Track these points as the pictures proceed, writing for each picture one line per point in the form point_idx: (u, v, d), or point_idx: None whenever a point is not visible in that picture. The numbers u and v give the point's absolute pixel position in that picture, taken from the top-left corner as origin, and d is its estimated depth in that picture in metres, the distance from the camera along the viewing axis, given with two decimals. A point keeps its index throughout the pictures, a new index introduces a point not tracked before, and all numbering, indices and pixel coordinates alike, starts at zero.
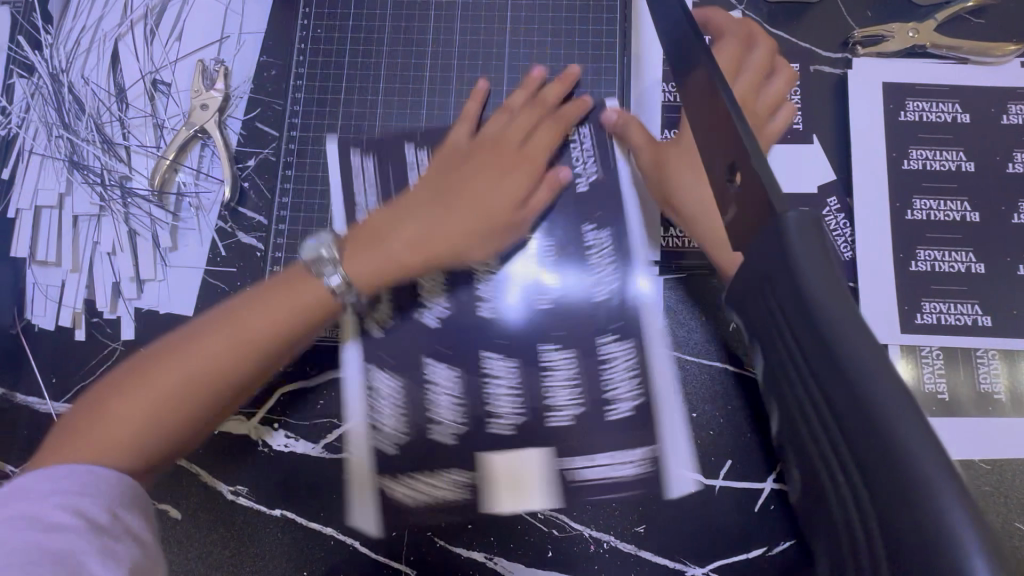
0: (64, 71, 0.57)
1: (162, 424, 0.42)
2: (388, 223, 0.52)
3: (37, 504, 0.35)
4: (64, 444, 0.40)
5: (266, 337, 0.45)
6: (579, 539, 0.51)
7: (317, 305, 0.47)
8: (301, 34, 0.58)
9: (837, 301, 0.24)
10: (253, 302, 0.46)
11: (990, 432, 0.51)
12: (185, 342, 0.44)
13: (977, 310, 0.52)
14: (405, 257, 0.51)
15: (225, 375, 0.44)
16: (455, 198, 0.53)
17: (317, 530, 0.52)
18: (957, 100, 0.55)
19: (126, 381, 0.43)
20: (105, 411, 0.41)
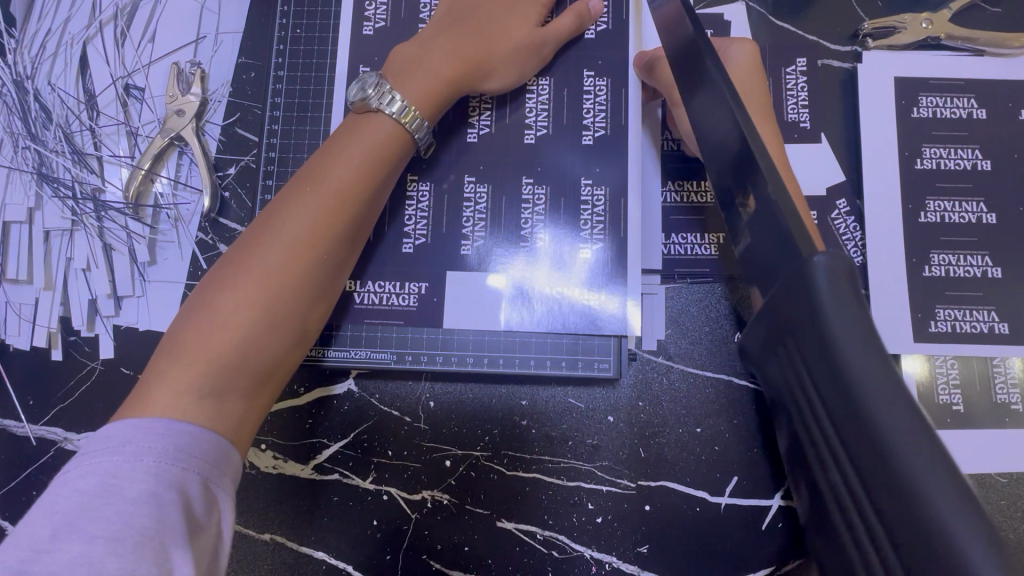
0: (29, 77, 0.54)
1: (293, 307, 0.38)
2: (416, 51, 0.47)
3: (127, 465, 0.30)
4: (182, 359, 0.35)
5: (355, 197, 0.42)
6: (580, 561, 0.49)
7: (389, 145, 0.44)
8: (279, 33, 0.54)
9: (861, 333, 0.20)
10: (326, 166, 0.42)
11: (1007, 445, 0.49)
12: (265, 231, 0.39)
13: (994, 317, 0.50)
14: (448, 72, 0.47)
15: (322, 246, 0.40)
16: (470, 21, 0.49)
17: (309, 554, 0.50)
18: (973, 95, 0.52)
19: (215, 283, 0.37)
20: (203, 317, 0.36)
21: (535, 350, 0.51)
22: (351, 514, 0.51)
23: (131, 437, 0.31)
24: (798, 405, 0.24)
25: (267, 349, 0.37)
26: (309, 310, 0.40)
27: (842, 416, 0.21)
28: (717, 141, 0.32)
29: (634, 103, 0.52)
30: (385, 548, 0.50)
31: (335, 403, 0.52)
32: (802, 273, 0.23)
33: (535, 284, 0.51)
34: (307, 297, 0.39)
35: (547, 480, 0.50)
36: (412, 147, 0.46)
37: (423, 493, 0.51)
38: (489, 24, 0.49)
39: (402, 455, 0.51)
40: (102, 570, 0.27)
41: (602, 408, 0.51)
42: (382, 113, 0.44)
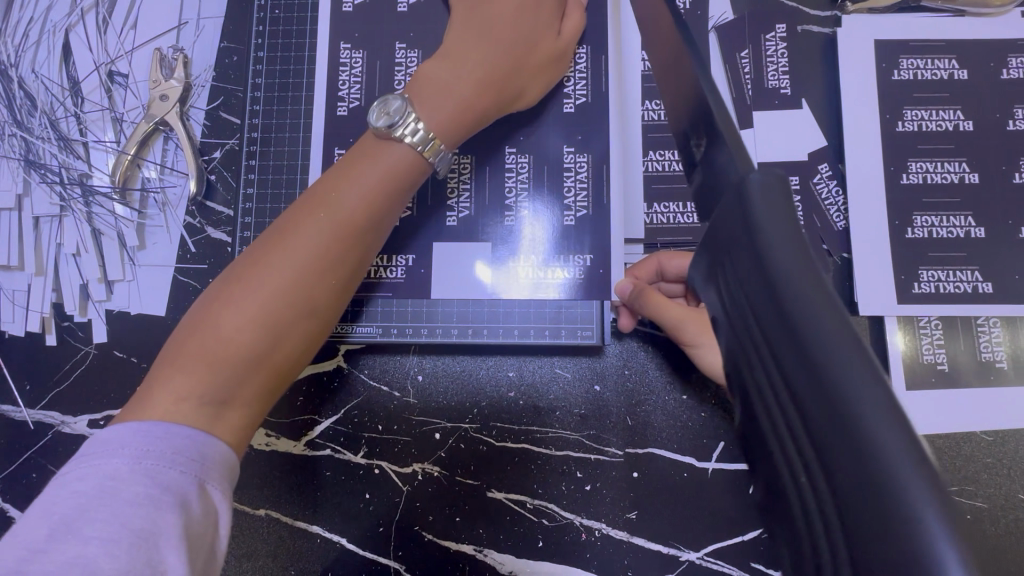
0: (13, 66, 0.55)
1: (296, 320, 0.38)
2: (442, 69, 0.45)
3: (125, 468, 0.31)
4: (183, 362, 0.35)
5: (364, 215, 0.41)
6: (569, 528, 0.50)
7: (403, 172, 0.43)
8: (259, 15, 0.55)
9: (799, 261, 0.19)
10: (336, 187, 0.41)
11: (991, 403, 0.49)
12: (273, 245, 0.39)
13: (977, 277, 0.50)
14: (474, 96, 0.45)
15: (329, 272, 0.40)
16: (493, 26, 0.46)
17: (303, 528, 0.51)
18: (954, 55, 0.52)
19: (222, 292, 0.37)
20: (206, 327, 0.36)
21: (518, 321, 0.52)
22: (343, 489, 0.51)
23: (129, 440, 0.32)
24: (740, 346, 0.22)
25: (267, 364, 0.37)
26: (313, 330, 0.39)
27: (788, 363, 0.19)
28: (682, 94, 0.33)
29: (613, 70, 0.53)
30: (378, 521, 0.51)
31: (325, 379, 0.53)
32: (741, 192, 0.22)
33: (515, 262, 0.52)
34: (315, 314, 0.39)
35: (536, 450, 0.51)
36: (428, 170, 0.44)
37: (413, 466, 0.51)
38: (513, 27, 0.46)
39: (391, 429, 0.52)
40: (97, 570, 0.27)
41: (589, 376, 0.52)
42: (403, 141, 0.42)
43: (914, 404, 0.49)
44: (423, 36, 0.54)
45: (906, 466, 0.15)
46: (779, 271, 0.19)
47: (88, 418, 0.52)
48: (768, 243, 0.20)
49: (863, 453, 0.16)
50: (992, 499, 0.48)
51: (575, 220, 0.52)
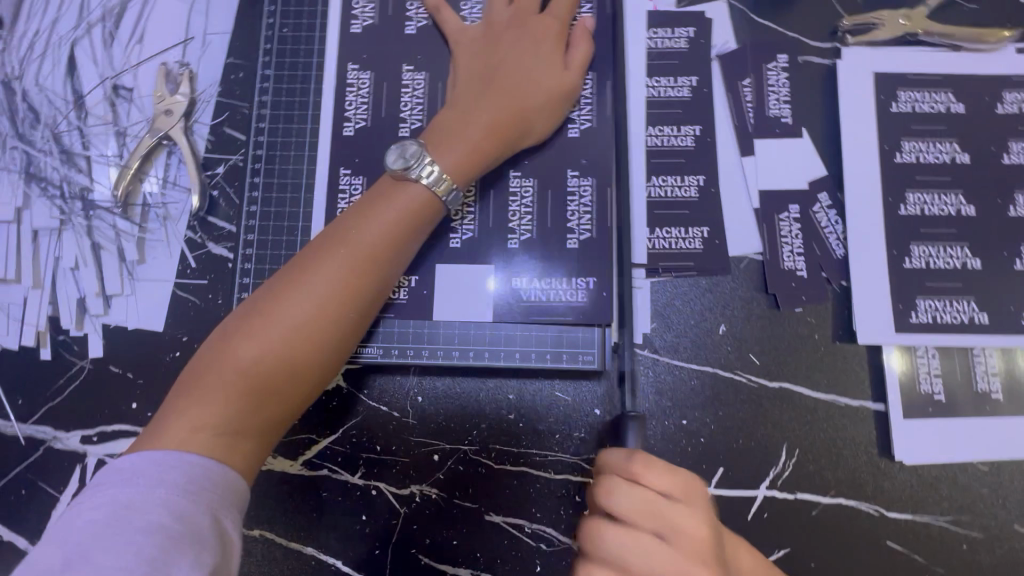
0: (17, 78, 0.55)
1: (311, 357, 0.38)
2: (454, 118, 0.47)
3: (140, 497, 0.31)
4: (200, 394, 0.36)
5: (380, 252, 0.42)
6: (567, 553, 0.50)
7: (421, 214, 0.44)
8: (267, 32, 0.55)
9: None
10: (357, 225, 0.42)
11: (987, 433, 0.49)
12: (292, 280, 0.40)
13: (973, 307, 0.51)
14: (485, 138, 0.47)
15: (347, 307, 0.40)
16: (500, 76, 0.49)
17: (297, 549, 0.50)
18: (951, 89, 0.53)
19: (240, 325, 0.38)
20: (225, 357, 0.37)
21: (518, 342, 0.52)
22: (339, 510, 0.51)
23: (144, 469, 0.32)
24: None
25: (282, 398, 0.37)
26: (328, 365, 0.40)
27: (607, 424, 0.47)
28: None
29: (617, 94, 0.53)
30: (374, 543, 0.50)
31: (323, 398, 0.52)
32: None
33: (518, 283, 0.52)
34: (330, 349, 0.40)
35: (535, 473, 0.51)
36: (442, 209, 0.46)
37: (411, 487, 0.51)
38: (519, 75, 0.49)
39: (390, 450, 0.52)
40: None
41: (590, 400, 0.52)
42: (418, 182, 0.44)
43: (912, 434, 0.49)
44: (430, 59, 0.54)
45: None
46: None
47: (81, 433, 0.51)
48: None
49: None
50: (988, 529, 0.48)
51: (579, 243, 0.52)
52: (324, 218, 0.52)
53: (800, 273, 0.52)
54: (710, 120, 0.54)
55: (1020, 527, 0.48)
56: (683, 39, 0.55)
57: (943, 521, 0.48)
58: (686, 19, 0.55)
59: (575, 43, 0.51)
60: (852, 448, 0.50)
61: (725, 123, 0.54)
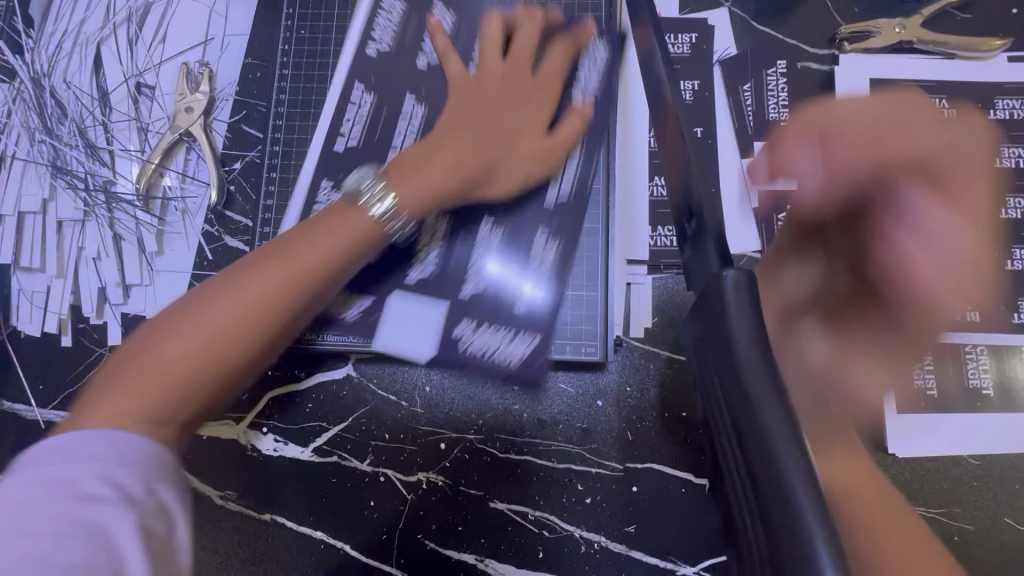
0: (46, 75, 0.57)
1: (230, 365, 0.39)
2: (424, 150, 0.49)
3: (75, 471, 0.32)
4: (119, 381, 0.37)
5: (316, 268, 0.42)
6: (569, 540, 0.51)
7: (359, 238, 0.45)
8: (285, 34, 0.57)
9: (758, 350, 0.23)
10: (298, 239, 0.43)
11: (979, 428, 0.51)
12: (227, 283, 0.41)
13: (965, 306, 0.52)
14: (450, 175, 0.49)
15: (275, 318, 0.41)
16: (478, 117, 0.51)
17: (306, 533, 0.52)
18: (945, 96, 0.55)
19: (170, 321, 0.39)
20: (150, 349, 0.38)
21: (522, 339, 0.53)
22: (348, 496, 0.52)
23: (69, 445, 0.33)
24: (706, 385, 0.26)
25: (195, 398, 0.38)
26: (251, 368, 0.41)
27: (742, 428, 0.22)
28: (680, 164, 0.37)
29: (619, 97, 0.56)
30: (381, 528, 0.52)
31: (334, 388, 0.54)
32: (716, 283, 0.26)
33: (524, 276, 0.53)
34: (252, 358, 0.40)
35: (538, 462, 0.52)
36: (385, 238, 0.47)
37: (418, 474, 0.53)
38: (496, 117, 0.52)
39: (398, 438, 0.53)
40: (55, 563, 0.29)
41: (592, 391, 0.53)
42: (366, 211, 0.46)
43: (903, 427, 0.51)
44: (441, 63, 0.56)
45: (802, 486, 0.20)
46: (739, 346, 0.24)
47: None
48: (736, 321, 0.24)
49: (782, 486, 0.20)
50: (978, 521, 0.50)
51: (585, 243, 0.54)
52: None
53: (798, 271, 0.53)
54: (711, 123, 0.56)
55: (1010, 520, 0.50)
56: (686, 45, 0.57)
57: (935, 513, 0.50)
58: (688, 25, 0.57)
59: (564, 122, 0.54)
60: None
61: (726, 126, 0.56)
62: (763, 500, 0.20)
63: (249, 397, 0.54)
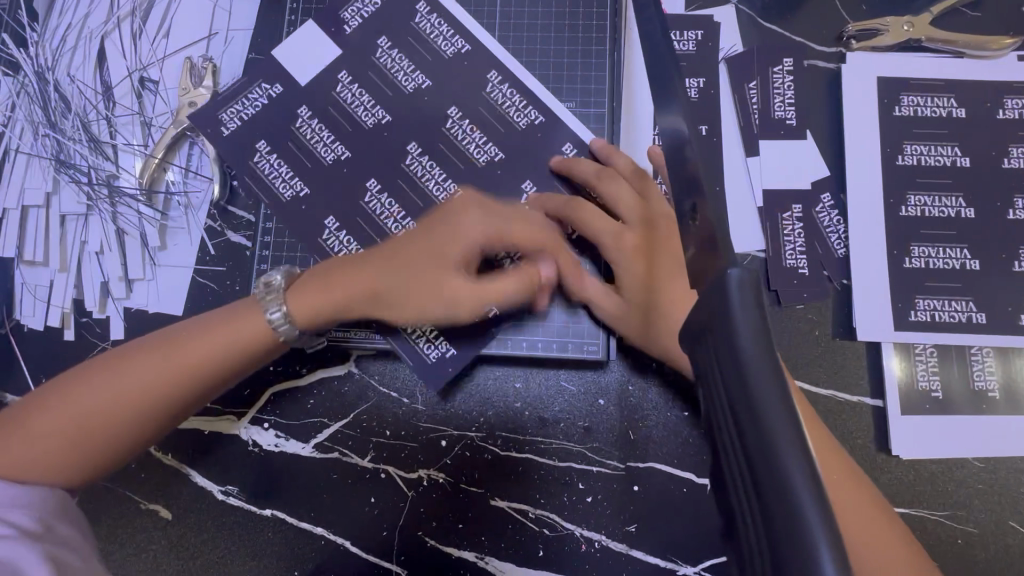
0: (50, 69, 0.57)
1: (98, 440, 0.42)
2: (346, 263, 0.50)
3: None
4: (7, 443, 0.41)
5: (233, 357, 0.45)
6: (569, 539, 0.51)
7: (260, 338, 0.46)
8: (288, 29, 0.57)
9: (767, 358, 0.21)
10: (196, 334, 0.45)
11: (983, 430, 0.50)
12: (133, 362, 0.44)
13: (971, 308, 0.52)
14: (348, 296, 0.48)
15: (134, 413, 0.43)
16: (400, 255, 0.49)
17: (307, 529, 0.52)
18: (953, 94, 0.55)
19: (82, 389, 0.43)
20: (52, 418, 0.42)
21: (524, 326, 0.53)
22: (348, 492, 0.52)
23: None
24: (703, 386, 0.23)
25: (46, 475, 0.41)
26: (109, 459, 0.44)
27: (748, 440, 0.20)
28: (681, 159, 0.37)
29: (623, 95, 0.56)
30: (382, 525, 0.52)
31: (336, 384, 0.54)
32: (721, 282, 0.23)
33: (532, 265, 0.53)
34: (121, 434, 0.43)
35: (539, 460, 0.52)
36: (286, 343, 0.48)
37: (419, 472, 0.53)
38: (423, 242, 0.49)
39: (399, 435, 0.53)
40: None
41: (594, 389, 0.53)
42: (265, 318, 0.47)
43: (909, 430, 0.50)
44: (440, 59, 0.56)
45: (810, 507, 0.18)
46: (745, 353, 0.21)
47: None
48: (741, 325, 0.22)
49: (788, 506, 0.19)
50: (982, 524, 0.49)
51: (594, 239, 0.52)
52: (338, 210, 0.54)
53: (802, 271, 0.53)
54: (716, 121, 0.56)
55: (1014, 523, 0.49)
56: (691, 42, 0.56)
57: (939, 516, 0.49)
58: (694, 21, 0.56)
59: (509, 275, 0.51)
60: (850, 443, 0.51)
61: (730, 123, 0.56)
62: (772, 515, 0.19)
63: (250, 393, 0.54)
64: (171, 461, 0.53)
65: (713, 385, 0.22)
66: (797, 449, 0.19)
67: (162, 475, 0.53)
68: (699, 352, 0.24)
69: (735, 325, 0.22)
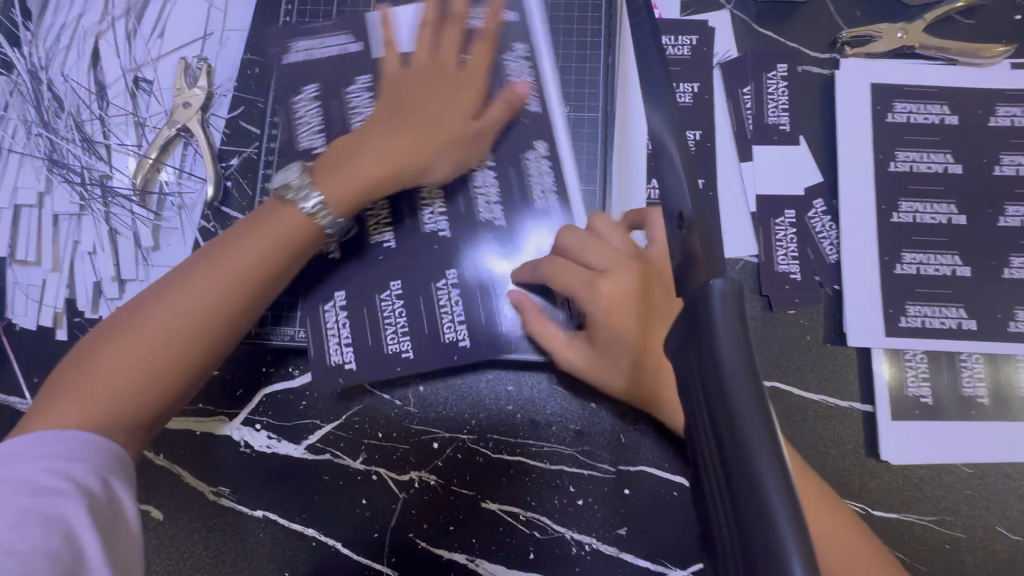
0: (43, 68, 0.57)
1: (176, 360, 0.40)
2: (348, 148, 0.49)
3: (27, 469, 0.34)
4: (70, 392, 0.38)
5: (270, 259, 0.43)
6: (560, 541, 0.51)
7: (294, 238, 0.44)
8: (283, 30, 0.57)
9: (746, 370, 0.21)
10: (233, 245, 0.43)
11: (972, 436, 0.51)
12: (171, 287, 0.41)
13: (961, 314, 0.52)
14: (374, 173, 0.48)
15: (203, 330, 0.41)
16: (408, 115, 0.50)
17: (298, 530, 0.52)
18: (946, 102, 0.55)
19: (128, 324, 0.40)
20: (104, 357, 0.39)
21: (499, 316, 0.53)
22: (340, 494, 0.52)
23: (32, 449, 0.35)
24: (686, 399, 0.23)
25: (139, 406, 0.39)
26: (184, 385, 0.41)
27: (727, 449, 0.20)
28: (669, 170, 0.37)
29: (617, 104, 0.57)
30: (373, 527, 0.52)
31: (328, 385, 0.54)
32: (702, 292, 0.23)
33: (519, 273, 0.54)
34: (196, 351, 0.40)
35: (531, 463, 0.52)
36: (322, 237, 0.46)
37: (411, 474, 0.53)
38: (429, 110, 0.50)
39: (391, 437, 0.53)
40: (10, 549, 0.32)
41: (586, 392, 0.53)
42: (298, 207, 0.45)
43: (898, 435, 0.51)
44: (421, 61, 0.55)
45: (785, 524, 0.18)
46: (723, 365, 0.21)
47: None
48: (721, 337, 0.22)
49: (763, 522, 0.18)
50: (971, 529, 0.49)
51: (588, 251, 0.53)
52: None
53: (794, 276, 0.53)
54: (710, 126, 0.56)
55: (1002, 529, 0.49)
56: (686, 47, 0.56)
57: (927, 521, 0.50)
58: (689, 27, 0.57)
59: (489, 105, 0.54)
60: (840, 447, 0.51)
61: (724, 128, 0.56)
62: (745, 523, 0.19)
63: (242, 394, 0.54)
64: (162, 462, 0.53)
65: (693, 395, 0.22)
66: (773, 460, 0.19)
67: (153, 475, 0.53)
68: (682, 364, 0.24)
69: (717, 337, 0.22)
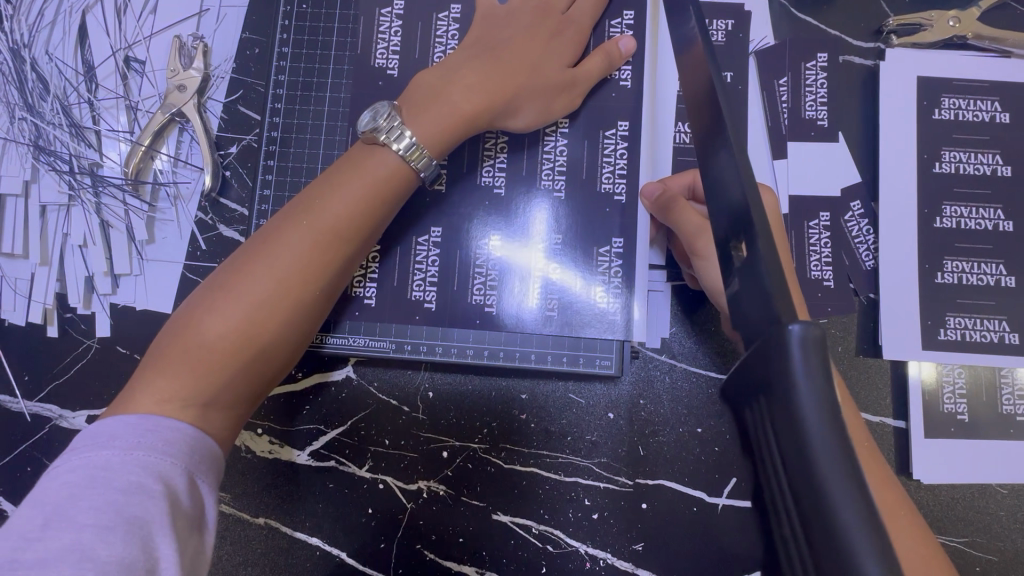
0: (26, 47, 0.53)
1: (281, 315, 0.37)
2: (438, 80, 0.45)
3: (118, 458, 0.31)
4: (172, 356, 0.35)
5: (365, 208, 0.41)
6: (574, 556, 0.49)
7: (388, 185, 0.42)
8: (285, 8, 0.53)
9: (840, 448, 0.17)
10: (325, 194, 0.40)
11: (1013, 455, 0.48)
12: (268, 242, 0.38)
13: (1004, 327, 0.49)
14: (469, 108, 0.44)
15: (303, 286, 0.38)
16: (502, 50, 0.46)
17: (302, 538, 0.50)
18: (997, 98, 0.51)
19: (229, 282, 0.37)
20: (206, 316, 0.36)
21: (507, 299, 0.50)
22: (345, 503, 0.50)
23: (121, 433, 0.32)
24: (763, 470, 0.20)
25: (252, 366, 0.37)
26: (287, 343, 0.38)
27: (814, 539, 0.17)
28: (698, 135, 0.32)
29: (647, 76, 0.51)
30: (379, 537, 0.50)
31: (332, 389, 0.51)
32: (778, 345, 0.19)
33: (530, 267, 0.50)
34: (299, 306, 0.38)
35: (545, 474, 0.50)
36: (413, 182, 0.43)
37: (418, 483, 0.50)
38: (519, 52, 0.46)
39: (398, 444, 0.51)
40: (93, 557, 0.28)
41: (603, 402, 0.51)
42: (387, 147, 0.42)
43: (933, 454, 0.48)
44: (468, 20, 0.51)
45: None
46: (811, 440, 0.17)
47: (87, 413, 0.51)
48: (805, 406, 0.18)
49: None
50: (1003, 552, 0.47)
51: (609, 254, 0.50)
52: None
53: (828, 284, 0.50)
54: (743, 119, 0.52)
55: None
56: (720, 32, 0.52)
57: (957, 543, 0.48)
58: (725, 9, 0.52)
59: (587, 56, 0.49)
60: None
61: (758, 123, 0.52)
62: None
63: None
64: None
65: (767, 458, 0.19)
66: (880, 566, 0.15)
67: None
68: (756, 428, 0.20)
69: (794, 398, 0.18)
